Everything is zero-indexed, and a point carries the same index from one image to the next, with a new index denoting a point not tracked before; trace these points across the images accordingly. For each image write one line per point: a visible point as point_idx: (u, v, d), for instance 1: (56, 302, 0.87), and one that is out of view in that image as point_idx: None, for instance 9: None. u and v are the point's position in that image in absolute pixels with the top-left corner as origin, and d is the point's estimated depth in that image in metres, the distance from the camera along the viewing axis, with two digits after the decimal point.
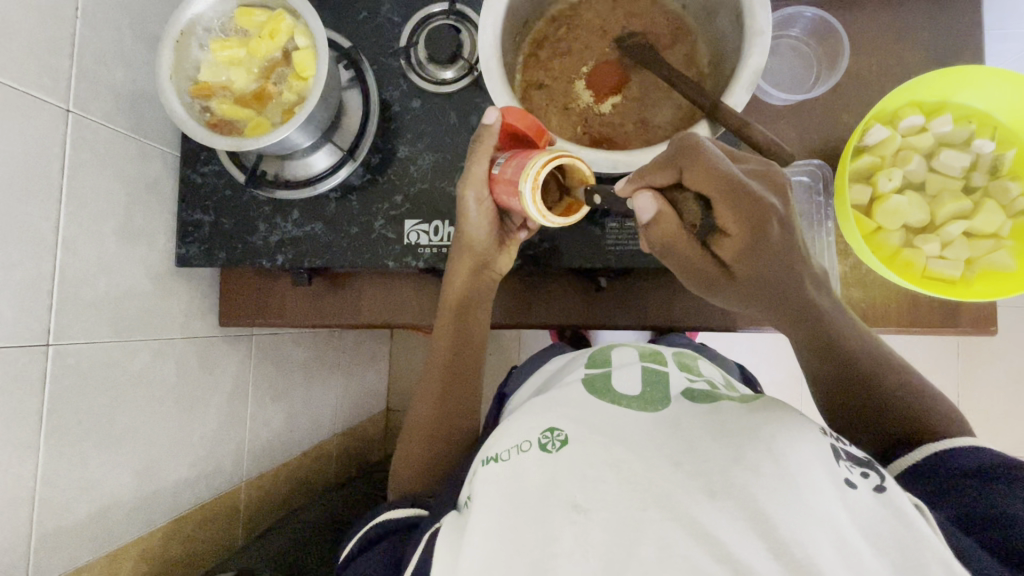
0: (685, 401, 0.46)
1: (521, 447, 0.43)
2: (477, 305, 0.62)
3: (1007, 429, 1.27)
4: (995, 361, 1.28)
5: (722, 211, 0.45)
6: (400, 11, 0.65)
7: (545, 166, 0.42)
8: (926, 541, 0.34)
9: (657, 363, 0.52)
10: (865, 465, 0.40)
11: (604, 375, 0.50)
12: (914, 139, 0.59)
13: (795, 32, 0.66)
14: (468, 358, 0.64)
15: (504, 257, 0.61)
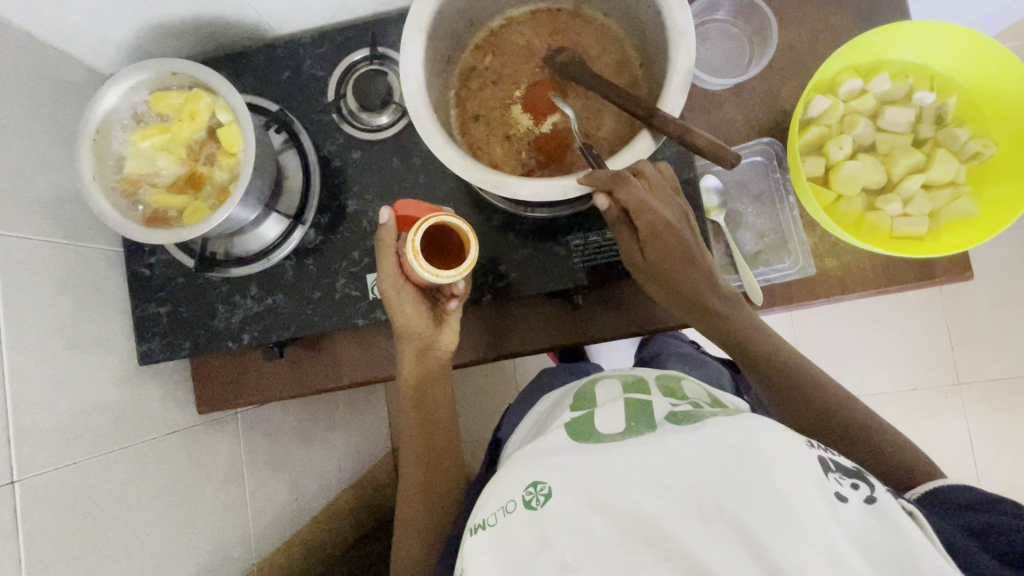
0: (670, 426, 0.44)
1: (507, 508, 0.42)
2: (434, 384, 0.63)
3: (1002, 351, 1.33)
4: (977, 288, 1.33)
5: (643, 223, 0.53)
6: (322, 63, 0.63)
7: (419, 235, 0.50)
8: (919, 548, 0.35)
9: (639, 393, 0.51)
10: (856, 475, 0.40)
11: (587, 417, 0.48)
12: (857, 102, 0.59)
13: (721, 16, 0.66)
14: (440, 428, 0.64)
15: (446, 333, 0.62)
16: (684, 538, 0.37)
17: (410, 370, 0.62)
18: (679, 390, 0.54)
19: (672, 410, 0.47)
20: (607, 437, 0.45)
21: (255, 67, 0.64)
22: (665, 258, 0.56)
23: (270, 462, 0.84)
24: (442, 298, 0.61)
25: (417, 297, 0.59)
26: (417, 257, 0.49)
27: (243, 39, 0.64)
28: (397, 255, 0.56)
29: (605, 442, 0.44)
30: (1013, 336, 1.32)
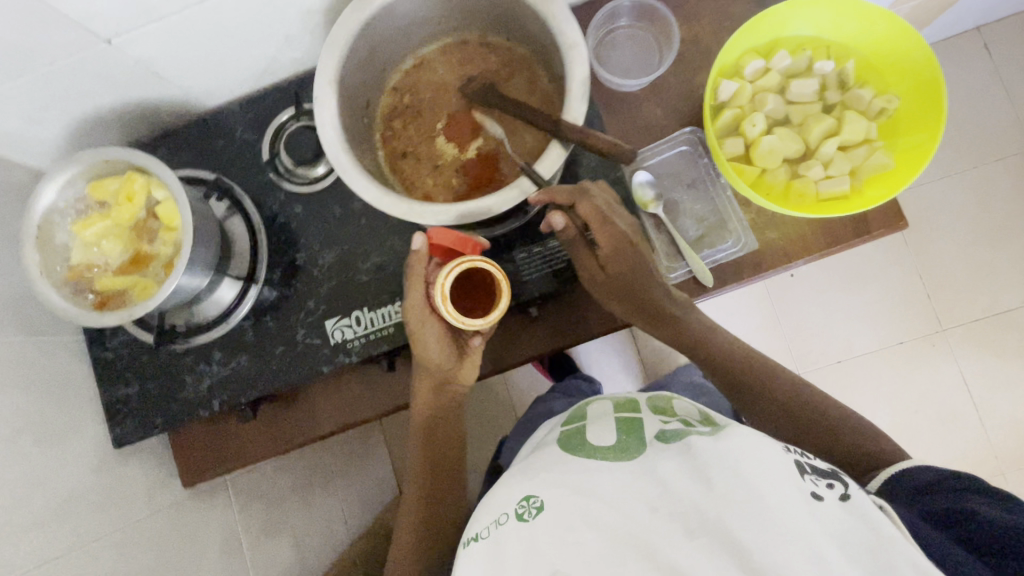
0: (660, 443, 0.48)
1: (500, 521, 0.47)
2: (444, 419, 0.65)
3: (976, 291, 1.36)
4: (941, 234, 1.38)
5: (601, 233, 0.58)
6: (254, 127, 0.65)
7: (449, 275, 0.51)
8: (893, 541, 0.39)
9: (630, 411, 0.56)
10: (829, 475, 0.45)
11: (580, 432, 0.54)
12: (762, 81, 0.62)
13: (624, 22, 0.69)
14: (444, 464, 0.67)
15: (466, 368, 0.62)
16: (670, 550, 0.40)
17: (424, 404, 0.63)
18: (670, 407, 0.57)
19: (662, 427, 0.51)
20: (598, 452, 0.50)
21: (189, 141, 0.66)
22: (630, 266, 0.60)
23: (270, 525, 0.84)
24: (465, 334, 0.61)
25: (442, 332, 0.59)
26: (446, 300, 0.52)
27: (175, 117, 0.66)
28: (425, 287, 0.56)
29: (593, 455, 0.49)
30: (982, 275, 1.36)
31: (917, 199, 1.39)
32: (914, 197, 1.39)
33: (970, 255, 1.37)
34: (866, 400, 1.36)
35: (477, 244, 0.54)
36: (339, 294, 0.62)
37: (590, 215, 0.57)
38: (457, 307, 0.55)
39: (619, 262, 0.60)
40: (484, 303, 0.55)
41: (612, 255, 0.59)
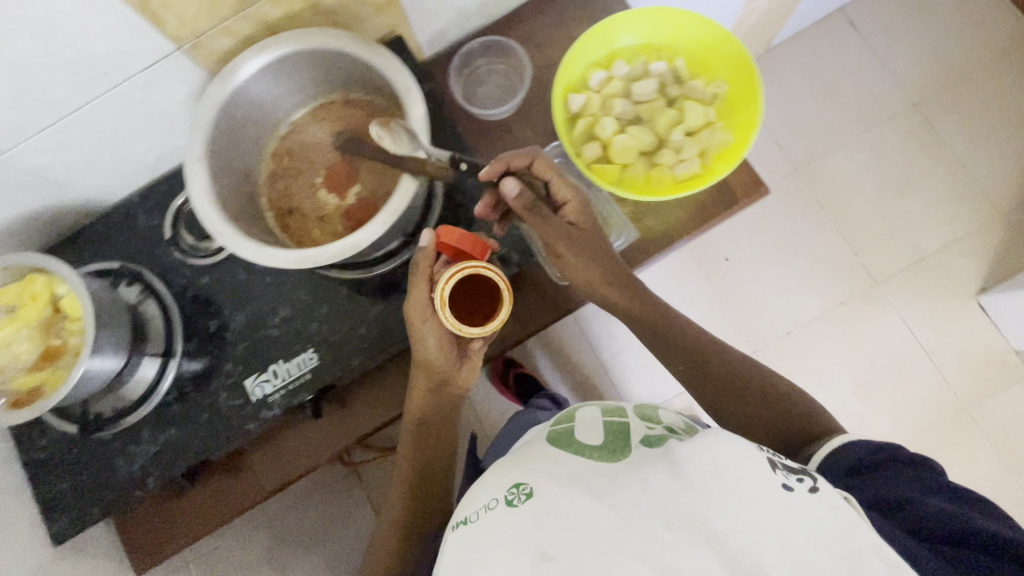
0: (644, 447, 0.53)
1: (490, 505, 0.52)
2: (438, 415, 0.67)
3: (896, 241, 1.45)
4: (851, 196, 1.47)
5: (562, 188, 0.63)
6: (156, 213, 0.70)
7: (448, 281, 0.53)
8: (859, 529, 0.42)
9: (618, 416, 0.60)
10: (799, 472, 0.48)
11: (569, 432, 0.59)
12: (607, 89, 0.69)
13: (481, 62, 0.77)
14: (432, 466, 0.72)
15: (465, 370, 0.63)
16: (650, 534, 0.43)
17: (421, 400, 0.64)
18: (655, 416, 0.62)
19: (647, 433, 0.57)
20: (587, 449, 0.55)
21: (95, 235, 0.70)
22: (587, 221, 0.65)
23: None
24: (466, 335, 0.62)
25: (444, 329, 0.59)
26: (443, 306, 0.53)
27: (80, 216, 0.70)
28: (429, 283, 0.58)
29: (581, 451, 0.55)
30: (898, 226, 1.45)
31: (823, 167, 1.49)
32: (820, 166, 1.49)
33: (882, 209, 1.46)
34: (821, 364, 1.41)
35: (485, 247, 0.56)
36: (255, 352, 0.65)
37: (550, 171, 0.61)
38: (458, 311, 0.56)
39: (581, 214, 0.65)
40: (485, 307, 0.56)
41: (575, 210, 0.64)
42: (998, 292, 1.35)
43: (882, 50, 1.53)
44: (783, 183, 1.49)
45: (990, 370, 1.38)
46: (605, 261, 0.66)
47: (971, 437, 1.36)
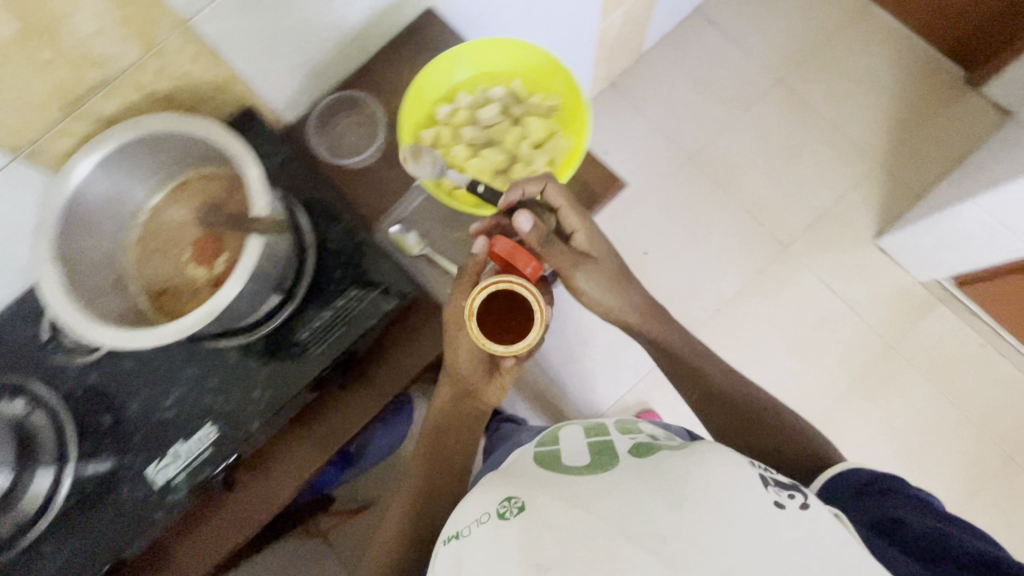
0: (631, 455, 0.62)
1: (480, 519, 0.58)
2: (451, 427, 0.80)
3: (794, 206, 1.54)
4: (745, 172, 1.57)
5: (572, 217, 0.71)
6: (28, 319, 0.68)
7: (476, 294, 0.60)
8: (850, 550, 0.48)
9: (601, 435, 0.70)
10: (791, 487, 0.54)
11: (557, 453, 0.68)
12: (454, 120, 0.73)
13: (340, 115, 0.81)
14: (438, 481, 0.77)
15: (490, 386, 0.78)
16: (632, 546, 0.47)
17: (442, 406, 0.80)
18: (633, 427, 0.73)
19: (632, 443, 0.66)
20: (574, 467, 0.63)
21: None
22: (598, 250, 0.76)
23: None
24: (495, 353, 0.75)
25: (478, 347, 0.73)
26: (471, 318, 0.60)
27: None
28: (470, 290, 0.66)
29: (566, 468, 0.63)
30: (792, 192, 1.55)
31: (714, 151, 1.59)
32: (711, 151, 1.59)
33: (775, 180, 1.57)
34: (754, 334, 1.48)
35: (531, 261, 0.62)
36: (155, 437, 0.65)
37: (566, 200, 0.69)
38: (484, 324, 0.61)
39: (592, 240, 0.75)
40: (512, 325, 0.61)
41: (589, 240, 0.74)
42: (891, 233, 1.45)
43: (741, 37, 1.66)
44: (681, 173, 1.58)
45: (906, 306, 1.46)
46: (621, 288, 0.78)
47: (904, 373, 1.43)
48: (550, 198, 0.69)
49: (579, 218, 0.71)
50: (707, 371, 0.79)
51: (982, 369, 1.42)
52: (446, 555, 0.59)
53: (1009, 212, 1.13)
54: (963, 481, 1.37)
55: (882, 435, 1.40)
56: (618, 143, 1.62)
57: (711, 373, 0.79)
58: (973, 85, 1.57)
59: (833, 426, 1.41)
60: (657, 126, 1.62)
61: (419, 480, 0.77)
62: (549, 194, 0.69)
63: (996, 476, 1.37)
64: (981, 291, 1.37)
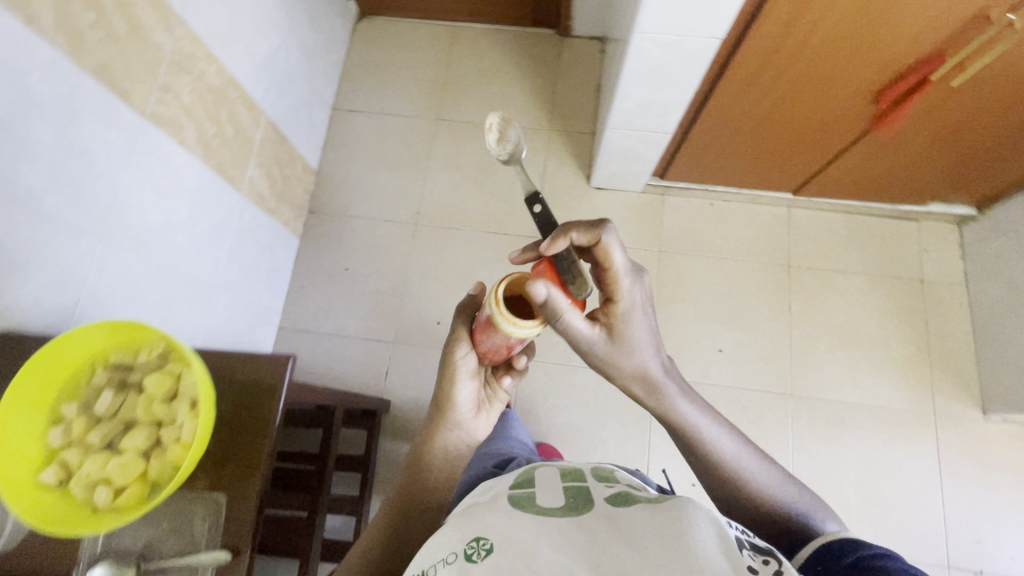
0: (606, 504, 0.66)
1: (448, 559, 0.60)
2: (429, 463, 0.86)
3: (514, 203, 1.70)
4: (463, 205, 1.71)
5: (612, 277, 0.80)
6: None
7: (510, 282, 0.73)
8: None
9: (578, 481, 0.73)
10: (767, 556, 0.57)
11: (530, 496, 0.71)
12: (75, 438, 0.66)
13: None
14: (400, 511, 0.82)
15: (481, 421, 0.92)
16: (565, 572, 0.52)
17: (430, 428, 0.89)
18: (610, 475, 0.76)
19: (611, 492, 0.69)
20: (550, 508, 0.66)
21: None
22: (626, 317, 0.84)
23: None
24: (502, 371, 0.95)
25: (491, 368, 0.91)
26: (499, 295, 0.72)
27: None
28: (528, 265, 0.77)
29: (538, 509, 0.66)
30: (505, 194, 1.71)
31: (429, 206, 1.71)
32: (426, 209, 1.71)
33: (488, 194, 1.72)
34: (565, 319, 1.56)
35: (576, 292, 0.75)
36: None
37: (610, 255, 0.79)
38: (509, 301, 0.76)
39: (625, 309, 0.83)
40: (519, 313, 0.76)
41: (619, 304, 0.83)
42: (593, 175, 1.64)
43: (386, 110, 1.81)
44: (420, 240, 1.68)
45: (647, 214, 1.66)
46: (639, 353, 0.84)
47: (682, 262, 1.61)
48: (601, 251, 0.78)
49: (619, 283, 0.81)
50: (717, 444, 0.82)
51: (725, 219, 1.64)
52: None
53: (630, 124, 1.32)
54: (776, 307, 1.57)
55: (702, 318, 1.57)
56: (353, 255, 1.67)
57: (721, 444, 0.82)
58: (566, 35, 1.84)
59: (667, 340, 1.55)
60: (374, 219, 1.70)
61: (407, 493, 0.84)
62: (599, 248, 0.78)
63: (791, 285, 1.58)
64: (676, 175, 1.59)
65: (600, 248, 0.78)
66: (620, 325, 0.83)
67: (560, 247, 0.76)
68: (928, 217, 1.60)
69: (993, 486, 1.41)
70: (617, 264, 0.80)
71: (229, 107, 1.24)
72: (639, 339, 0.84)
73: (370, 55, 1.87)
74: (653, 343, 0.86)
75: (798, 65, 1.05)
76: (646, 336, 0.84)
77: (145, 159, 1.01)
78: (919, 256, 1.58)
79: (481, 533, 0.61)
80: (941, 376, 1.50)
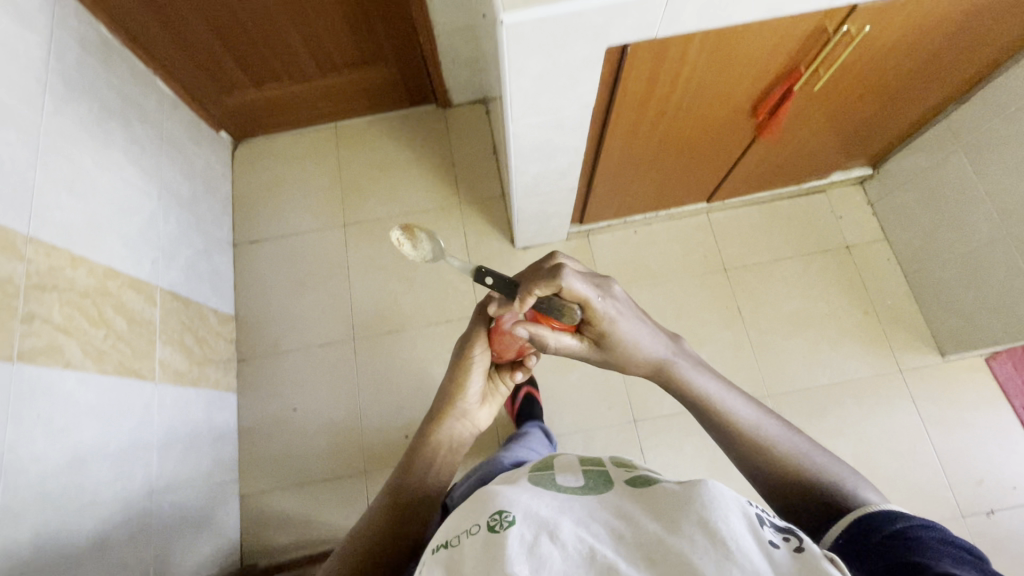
0: (623, 485, 0.64)
1: (471, 531, 0.57)
2: (434, 445, 0.94)
3: (448, 288, 1.65)
4: (397, 305, 1.64)
5: (587, 311, 0.76)
6: None
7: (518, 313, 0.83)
8: None
9: (597, 465, 0.72)
10: (786, 532, 0.52)
11: (552, 475, 0.70)
12: None
13: None
14: (402, 494, 0.85)
15: (483, 412, 1.04)
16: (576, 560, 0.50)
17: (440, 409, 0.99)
18: (626, 462, 0.74)
19: (627, 475, 0.68)
20: (569, 487, 0.66)
21: None
22: (613, 335, 0.80)
23: None
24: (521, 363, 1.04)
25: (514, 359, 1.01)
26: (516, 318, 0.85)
27: None
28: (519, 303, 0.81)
29: (559, 487, 0.66)
30: (436, 281, 1.66)
31: (363, 316, 1.64)
32: (361, 319, 1.64)
33: (418, 285, 1.66)
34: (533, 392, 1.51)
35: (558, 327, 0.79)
36: None
37: (578, 296, 0.74)
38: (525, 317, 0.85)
39: (610, 330, 0.79)
40: None
41: (603, 329, 0.79)
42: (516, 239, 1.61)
43: (289, 230, 1.73)
44: (363, 353, 1.60)
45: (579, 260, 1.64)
46: (633, 355, 0.83)
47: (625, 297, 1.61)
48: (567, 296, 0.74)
49: (597, 312, 0.76)
50: (732, 411, 0.78)
51: (653, 243, 1.65)
52: (435, 562, 0.56)
53: (535, 193, 1.30)
54: (727, 313, 1.59)
55: None
56: (299, 391, 1.57)
57: (737, 410, 0.78)
58: (448, 105, 1.83)
59: (637, 380, 1.54)
60: (309, 346, 1.61)
61: (408, 472, 0.89)
62: (562, 293, 0.74)
63: (733, 287, 1.61)
64: (595, 217, 1.58)
65: (565, 293, 0.74)
66: (609, 341, 0.81)
67: (528, 299, 0.76)
68: (832, 185, 1.66)
69: (973, 423, 1.45)
70: (586, 301, 0.75)
71: (113, 301, 1.14)
72: (629, 346, 0.81)
73: (258, 179, 1.78)
74: (651, 337, 0.82)
75: (673, 107, 1.06)
76: (636, 341, 0.80)
77: (25, 406, 0.89)
78: (837, 223, 1.64)
79: (503, 505, 0.58)
80: (896, 332, 1.54)
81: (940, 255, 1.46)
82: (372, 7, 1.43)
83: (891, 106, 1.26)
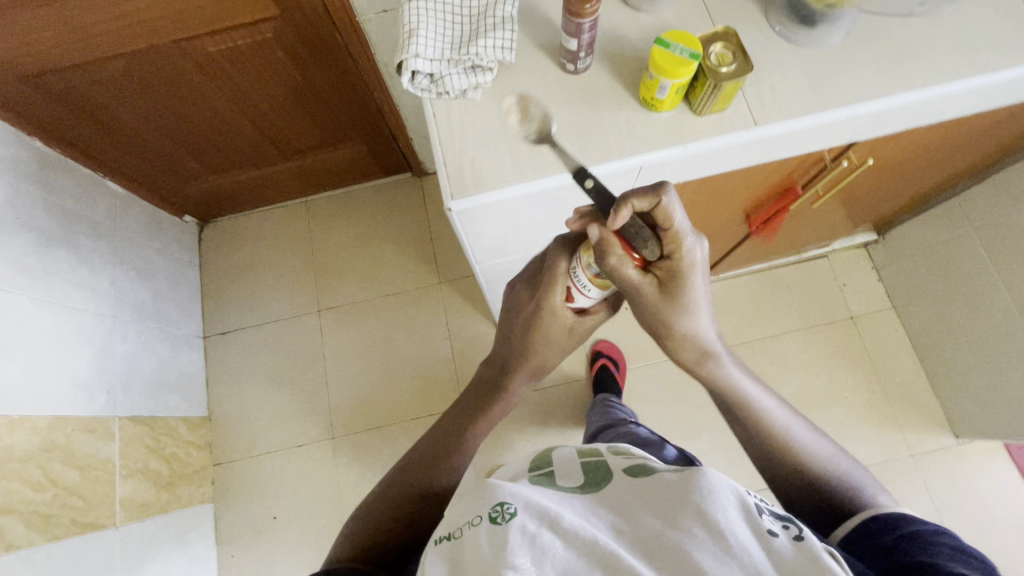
0: (624, 476, 0.54)
1: (472, 521, 0.45)
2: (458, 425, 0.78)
3: (429, 379, 1.56)
4: (377, 400, 1.56)
5: (674, 244, 0.56)
6: None
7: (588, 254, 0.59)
8: None
9: (593, 457, 0.61)
10: (785, 519, 0.44)
11: (548, 474, 0.59)
12: None
13: None
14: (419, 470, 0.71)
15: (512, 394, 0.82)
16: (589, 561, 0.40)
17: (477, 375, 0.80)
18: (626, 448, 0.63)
19: (627, 463, 0.57)
20: (568, 487, 0.55)
21: None
22: (685, 287, 0.58)
23: None
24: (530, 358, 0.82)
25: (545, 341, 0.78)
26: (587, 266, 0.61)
27: None
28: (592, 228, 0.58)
29: (558, 487, 0.55)
30: (417, 371, 1.58)
31: (343, 409, 1.56)
32: (342, 413, 1.55)
33: (399, 376, 1.58)
34: None
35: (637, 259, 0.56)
36: None
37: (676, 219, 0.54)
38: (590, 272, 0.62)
39: (686, 280, 0.58)
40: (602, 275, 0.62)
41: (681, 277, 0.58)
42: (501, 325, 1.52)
43: (262, 318, 1.64)
44: (344, 451, 1.52)
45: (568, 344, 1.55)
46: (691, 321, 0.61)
47: None
48: (662, 216, 0.54)
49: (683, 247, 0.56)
50: (767, 405, 0.67)
51: None
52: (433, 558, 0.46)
53: None
54: None
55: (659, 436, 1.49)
56: (278, 500, 1.49)
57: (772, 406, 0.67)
58: (423, 173, 1.72)
59: None
60: (287, 448, 1.53)
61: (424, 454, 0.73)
62: (659, 212, 0.54)
63: None
64: None
65: (660, 212, 0.54)
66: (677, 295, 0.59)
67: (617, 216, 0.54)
68: (835, 250, 1.57)
69: (991, 514, 1.36)
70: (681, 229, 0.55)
71: (62, 454, 1.06)
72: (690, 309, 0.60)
73: (227, 263, 1.69)
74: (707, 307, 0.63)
75: None
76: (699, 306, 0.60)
77: None
78: (840, 291, 1.55)
79: (505, 492, 0.47)
80: (905, 414, 1.45)
81: (952, 334, 1.36)
82: (331, 95, 1.32)
83: (896, 189, 1.16)
